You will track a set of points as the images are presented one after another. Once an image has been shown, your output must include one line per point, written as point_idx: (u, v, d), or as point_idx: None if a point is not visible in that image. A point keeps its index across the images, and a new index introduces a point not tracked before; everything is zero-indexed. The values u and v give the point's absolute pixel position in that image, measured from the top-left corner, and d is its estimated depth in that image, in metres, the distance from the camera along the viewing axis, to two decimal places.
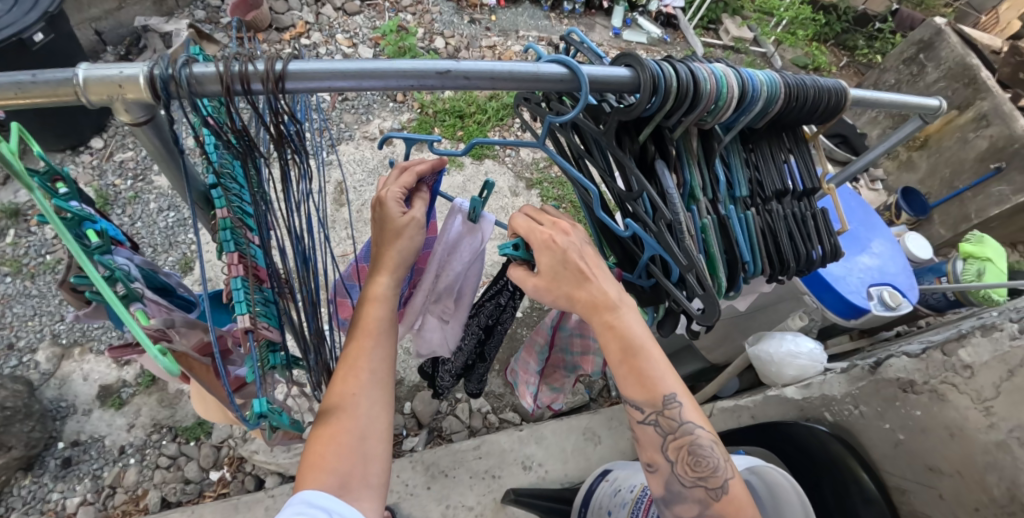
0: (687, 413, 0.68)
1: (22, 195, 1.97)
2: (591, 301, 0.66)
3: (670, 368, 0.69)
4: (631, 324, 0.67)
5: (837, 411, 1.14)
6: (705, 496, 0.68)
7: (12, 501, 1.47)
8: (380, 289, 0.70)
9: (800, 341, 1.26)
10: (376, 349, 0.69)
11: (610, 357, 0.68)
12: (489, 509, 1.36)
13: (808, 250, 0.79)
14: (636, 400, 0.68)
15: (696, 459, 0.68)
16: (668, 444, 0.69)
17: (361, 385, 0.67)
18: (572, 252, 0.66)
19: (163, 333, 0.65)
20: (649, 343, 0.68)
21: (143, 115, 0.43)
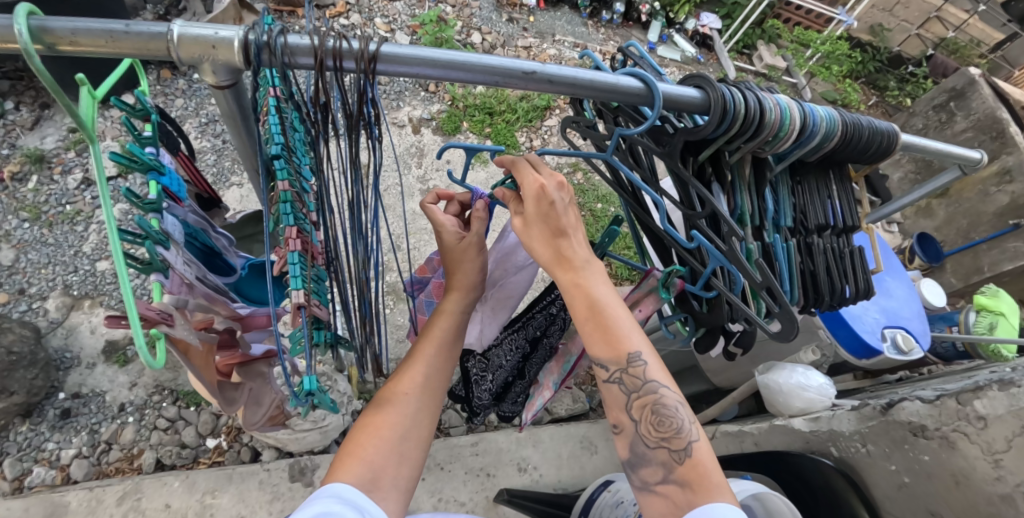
0: (653, 371, 0.68)
1: (48, 141, 1.98)
2: (558, 256, 0.67)
3: (638, 329, 0.69)
4: (598, 284, 0.68)
5: (843, 447, 1.14)
6: (668, 457, 0.67)
7: (7, 446, 1.49)
8: (450, 305, 0.75)
9: (811, 375, 1.24)
10: (434, 357, 0.73)
11: (576, 313, 0.69)
12: (481, 507, 1.35)
13: (843, 287, 0.80)
14: (601, 359, 0.69)
15: (660, 419, 0.68)
16: (632, 402, 0.69)
17: (413, 387, 0.71)
18: (558, 206, 0.65)
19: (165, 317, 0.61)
20: (615, 303, 0.69)
21: (228, 79, 0.44)
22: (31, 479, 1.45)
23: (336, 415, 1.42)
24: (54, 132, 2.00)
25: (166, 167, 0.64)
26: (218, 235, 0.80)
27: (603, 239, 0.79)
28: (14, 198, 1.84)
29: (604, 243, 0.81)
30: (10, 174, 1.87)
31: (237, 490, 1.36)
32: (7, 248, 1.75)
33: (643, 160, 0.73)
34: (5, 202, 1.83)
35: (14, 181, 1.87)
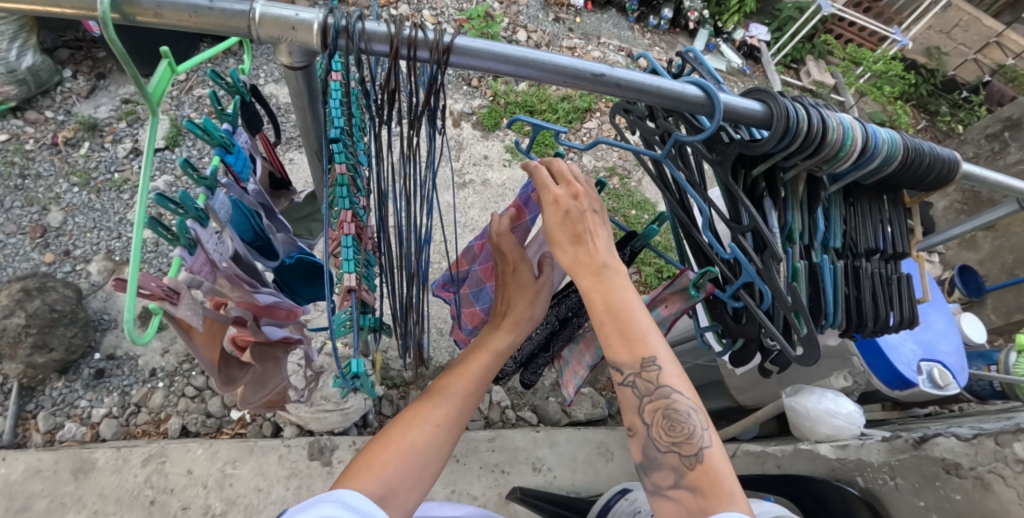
0: (666, 375, 0.66)
1: (102, 110, 2.05)
2: (577, 260, 0.67)
3: (658, 334, 0.68)
4: (616, 287, 0.67)
5: (870, 478, 1.10)
6: (680, 462, 0.65)
7: (43, 400, 1.55)
8: (496, 342, 0.77)
9: (840, 402, 1.21)
10: (470, 393, 0.74)
11: (593, 316, 0.68)
12: (492, 502, 1.36)
13: (887, 314, 0.78)
14: (618, 361, 0.67)
15: (671, 424, 0.66)
16: (645, 406, 0.67)
17: (445, 417, 0.71)
18: (572, 213, 0.66)
19: (172, 294, 0.63)
20: (633, 306, 0.67)
21: (301, 61, 0.45)
22: (63, 433, 1.51)
23: (357, 399, 1.45)
24: (107, 102, 2.07)
25: (235, 147, 0.70)
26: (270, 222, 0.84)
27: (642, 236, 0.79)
28: (66, 162, 1.91)
29: (644, 236, 0.81)
30: (65, 139, 1.95)
31: (257, 462, 1.40)
32: (56, 211, 1.82)
33: (693, 165, 0.72)
34: (57, 165, 1.90)
35: (67, 146, 1.94)
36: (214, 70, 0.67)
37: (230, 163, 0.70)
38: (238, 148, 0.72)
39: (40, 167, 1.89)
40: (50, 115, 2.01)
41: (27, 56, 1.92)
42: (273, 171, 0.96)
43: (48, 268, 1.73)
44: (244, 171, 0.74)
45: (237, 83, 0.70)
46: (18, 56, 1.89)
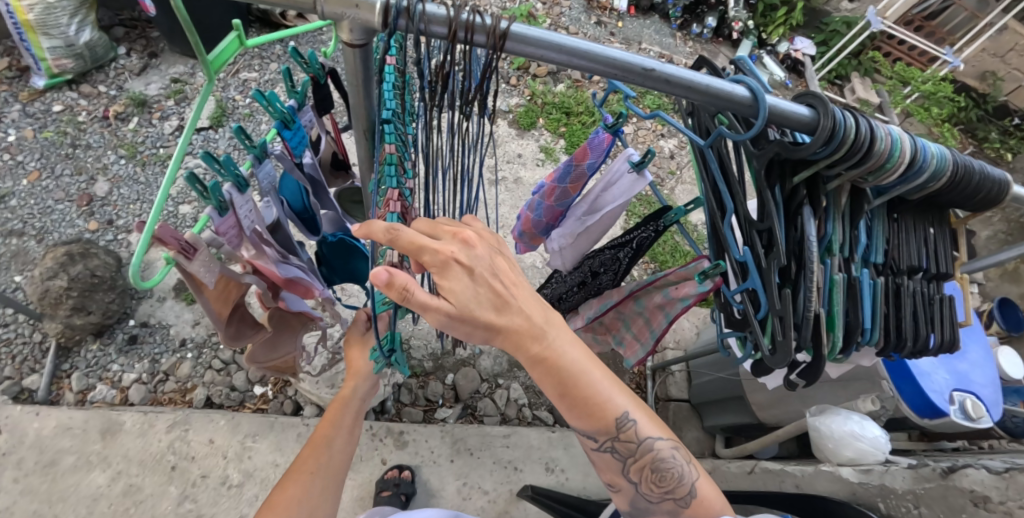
0: (644, 432, 0.69)
1: (152, 88, 2.13)
2: (511, 333, 0.59)
3: (618, 387, 0.68)
4: (559, 352, 0.63)
5: (893, 504, 1.08)
6: (674, 506, 0.71)
7: (78, 361, 1.62)
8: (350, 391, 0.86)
9: (866, 425, 1.17)
10: (339, 440, 0.82)
11: (547, 388, 0.65)
12: (502, 498, 1.38)
13: (926, 334, 0.76)
14: (590, 430, 0.69)
15: (660, 474, 0.70)
16: (630, 466, 0.71)
17: (318, 466, 0.77)
18: (480, 271, 0.56)
19: (189, 248, 0.72)
20: (586, 364, 0.65)
21: (360, 39, 0.46)
22: (94, 394, 1.58)
23: (377, 384, 1.47)
24: (158, 80, 2.15)
25: (295, 123, 0.71)
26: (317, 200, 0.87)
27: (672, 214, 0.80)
28: (115, 135, 1.99)
29: (673, 214, 0.81)
30: (116, 113, 2.03)
31: (276, 438, 1.44)
32: (104, 181, 1.90)
33: (733, 166, 0.71)
34: (107, 138, 1.98)
35: (118, 120, 2.02)
36: (294, 48, 0.67)
37: (287, 138, 0.71)
38: (299, 124, 0.73)
39: (90, 138, 1.97)
40: (103, 89, 2.09)
41: (86, 31, 2.00)
42: (337, 153, 0.93)
43: (91, 236, 1.80)
44: (300, 147, 0.74)
45: (315, 61, 0.71)
46: (77, 31, 1.97)
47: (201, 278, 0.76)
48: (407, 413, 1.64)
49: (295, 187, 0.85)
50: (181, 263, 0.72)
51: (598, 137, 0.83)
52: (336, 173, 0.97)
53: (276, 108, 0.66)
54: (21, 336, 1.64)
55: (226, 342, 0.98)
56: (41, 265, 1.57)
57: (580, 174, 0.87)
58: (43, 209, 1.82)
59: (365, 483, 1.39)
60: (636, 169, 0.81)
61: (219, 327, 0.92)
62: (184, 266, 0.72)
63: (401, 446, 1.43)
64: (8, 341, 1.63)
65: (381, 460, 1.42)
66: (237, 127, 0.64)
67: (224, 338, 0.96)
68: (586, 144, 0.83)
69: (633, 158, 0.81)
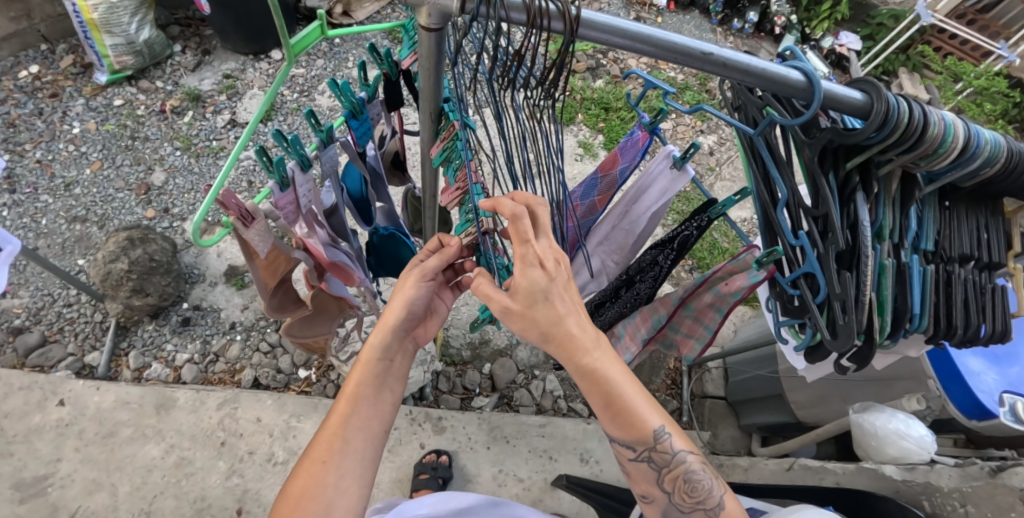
0: (677, 442, 0.72)
1: (206, 83, 2.23)
2: (563, 341, 0.65)
3: (652, 405, 0.72)
4: (605, 365, 0.67)
5: (937, 502, 1.07)
6: (703, 516, 0.73)
7: (135, 339, 1.72)
8: (369, 351, 0.77)
9: (911, 424, 1.15)
10: (366, 409, 0.75)
11: (594, 399, 0.69)
12: (537, 487, 1.41)
13: (979, 324, 0.75)
14: (628, 440, 0.72)
15: (692, 485, 0.73)
16: (663, 476, 0.74)
17: (331, 453, 0.71)
18: (555, 287, 0.63)
19: (248, 216, 0.77)
20: (625, 382, 0.69)
21: (436, 23, 0.51)
22: (150, 372, 1.67)
23: (417, 370, 1.52)
24: (211, 76, 2.25)
25: (363, 115, 0.77)
26: (372, 190, 0.92)
27: (719, 204, 0.81)
28: (171, 128, 2.10)
29: (721, 205, 0.82)
30: (172, 107, 2.14)
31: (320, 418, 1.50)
32: (160, 171, 2.00)
33: (784, 150, 0.72)
34: (163, 130, 2.09)
35: (174, 113, 2.13)
36: (372, 44, 0.73)
37: (353, 128, 0.76)
38: (367, 118, 0.79)
39: (148, 131, 2.08)
40: (160, 84, 2.20)
41: (145, 30, 2.11)
42: (399, 152, 0.98)
43: (149, 222, 1.90)
44: (364, 138, 0.79)
45: (388, 58, 0.76)
46: (138, 29, 2.08)
47: (255, 246, 0.81)
48: (445, 400, 1.69)
49: (356, 176, 0.90)
50: (240, 228, 0.76)
51: (634, 137, 0.86)
52: (394, 171, 1.01)
53: (347, 98, 0.73)
54: (83, 316, 1.75)
55: (267, 312, 1.02)
56: (104, 249, 1.67)
57: (611, 182, 0.91)
58: (105, 197, 1.93)
59: (404, 465, 1.43)
60: (678, 163, 0.84)
61: (264, 296, 0.97)
62: (241, 232, 0.77)
63: (439, 431, 1.48)
64: (72, 320, 1.74)
65: (419, 444, 1.46)
66: (309, 110, 0.71)
67: (265, 308, 1.01)
68: (619, 148, 0.87)
69: (675, 153, 0.84)
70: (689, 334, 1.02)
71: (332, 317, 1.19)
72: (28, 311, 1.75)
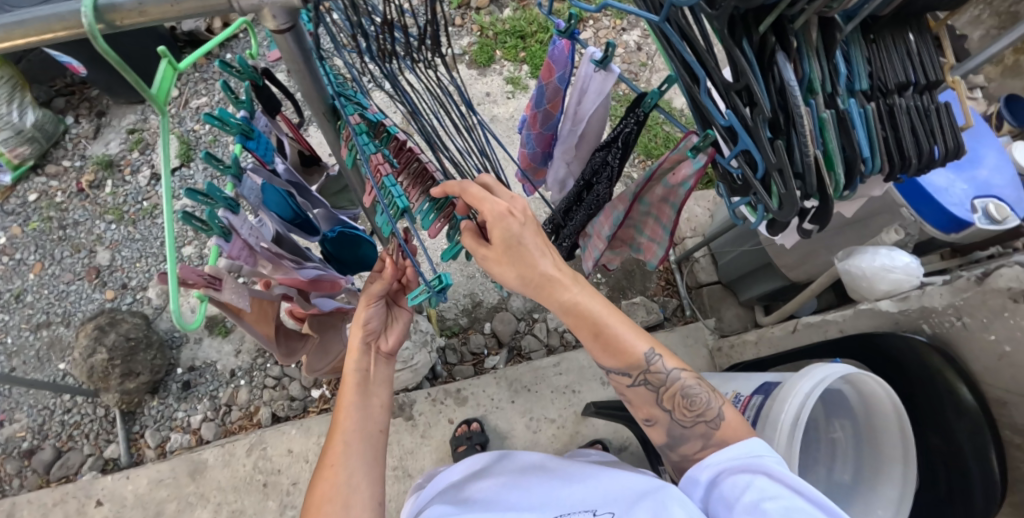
0: (666, 362, 0.78)
1: (113, 146, 2.10)
2: (539, 282, 0.72)
3: (637, 334, 0.78)
4: (585, 298, 0.74)
5: (936, 323, 1.12)
6: (707, 429, 0.77)
7: (145, 419, 1.71)
8: (348, 367, 0.91)
9: (896, 256, 1.24)
10: (358, 418, 0.88)
11: (582, 331, 0.77)
12: (570, 421, 1.47)
13: (930, 147, 0.75)
14: (620, 369, 0.79)
15: (690, 401, 0.78)
16: (661, 397, 0.80)
17: (337, 460, 0.84)
18: (522, 232, 0.69)
19: (214, 281, 0.71)
20: (608, 314, 0.76)
21: (286, 22, 0.47)
22: (171, 444, 1.67)
23: (422, 353, 1.52)
24: (115, 137, 2.12)
25: (256, 132, 0.72)
26: (303, 199, 0.88)
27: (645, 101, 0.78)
28: (97, 203, 2.00)
29: (649, 100, 0.78)
30: (88, 182, 2.02)
31: None
32: (103, 250, 1.92)
33: (694, 30, 0.68)
34: (90, 209, 1.99)
35: (93, 188, 2.02)
36: (223, 58, 0.66)
37: (254, 150, 0.72)
38: (261, 133, 0.74)
39: (75, 214, 1.98)
40: (68, 163, 2.08)
41: (28, 113, 1.96)
42: (303, 150, 0.93)
43: (112, 304, 1.85)
44: (269, 154, 0.75)
45: (247, 67, 0.68)
46: (20, 116, 1.93)
47: (237, 305, 0.76)
48: (458, 371, 1.71)
49: (276, 197, 0.82)
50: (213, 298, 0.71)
51: (558, 47, 0.81)
52: (309, 169, 0.97)
53: (234, 124, 0.67)
54: (86, 416, 1.72)
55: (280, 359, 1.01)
56: (78, 346, 1.62)
57: (554, 91, 0.87)
58: (59, 294, 1.86)
59: (442, 443, 1.47)
60: (601, 67, 0.78)
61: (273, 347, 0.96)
62: (218, 299, 0.72)
63: (462, 402, 1.50)
64: (77, 424, 1.72)
65: (449, 419, 1.49)
66: (204, 153, 0.66)
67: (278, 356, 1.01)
68: (547, 59, 0.83)
69: (596, 55, 0.79)
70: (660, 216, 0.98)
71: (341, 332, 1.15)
72: (32, 431, 1.72)
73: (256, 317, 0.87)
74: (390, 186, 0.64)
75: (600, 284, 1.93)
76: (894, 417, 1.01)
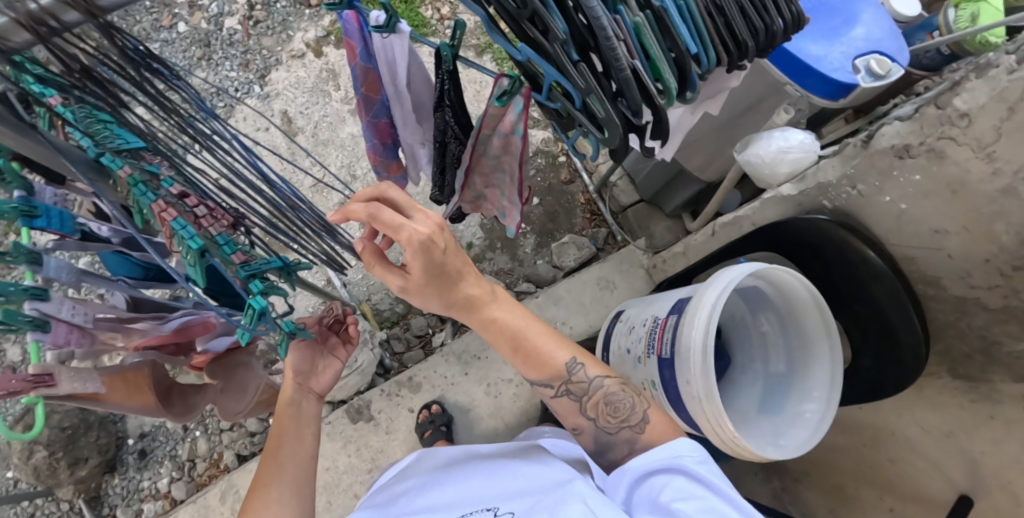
0: (587, 372, 0.91)
1: None
2: (464, 300, 0.81)
3: (558, 348, 0.90)
4: (505, 314, 0.85)
5: (834, 196, 1.20)
6: (631, 434, 0.91)
7: (112, 499, 1.65)
8: (282, 405, 1.00)
9: (791, 136, 1.31)
10: (287, 449, 0.99)
11: (504, 347, 0.88)
12: (527, 376, 1.66)
13: (761, 21, 0.75)
14: (545, 380, 0.91)
15: (614, 407, 0.92)
16: (586, 404, 0.93)
17: (270, 485, 0.95)
18: (442, 253, 0.72)
19: (42, 379, 0.70)
20: (528, 328, 0.88)
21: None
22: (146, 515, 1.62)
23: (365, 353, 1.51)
24: None
25: (38, 205, 0.62)
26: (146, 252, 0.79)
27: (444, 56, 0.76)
28: None
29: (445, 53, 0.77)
30: None
31: None
32: None
33: None
34: None
35: None
36: None
37: (43, 226, 0.62)
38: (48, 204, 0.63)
39: None
40: None
41: None
42: None
43: None
44: (68, 222, 0.65)
45: None
46: None
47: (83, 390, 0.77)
48: (409, 358, 1.78)
49: (115, 259, 0.84)
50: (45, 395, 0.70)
51: (347, 19, 0.81)
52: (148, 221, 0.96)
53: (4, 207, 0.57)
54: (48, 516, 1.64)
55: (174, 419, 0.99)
56: (13, 452, 1.50)
57: (365, 66, 0.88)
58: None
59: (408, 434, 1.60)
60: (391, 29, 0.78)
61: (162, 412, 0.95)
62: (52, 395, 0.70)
63: (416, 389, 1.63)
64: None
65: (408, 409, 1.61)
66: None
67: (171, 417, 0.98)
68: (344, 35, 0.83)
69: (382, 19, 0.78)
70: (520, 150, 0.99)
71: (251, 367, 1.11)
72: None
73: (123, 389, 0.86)
74: (179, 230, 0.60)
75: (527, 233, 1.92)
76: (814, 303, 1.10)
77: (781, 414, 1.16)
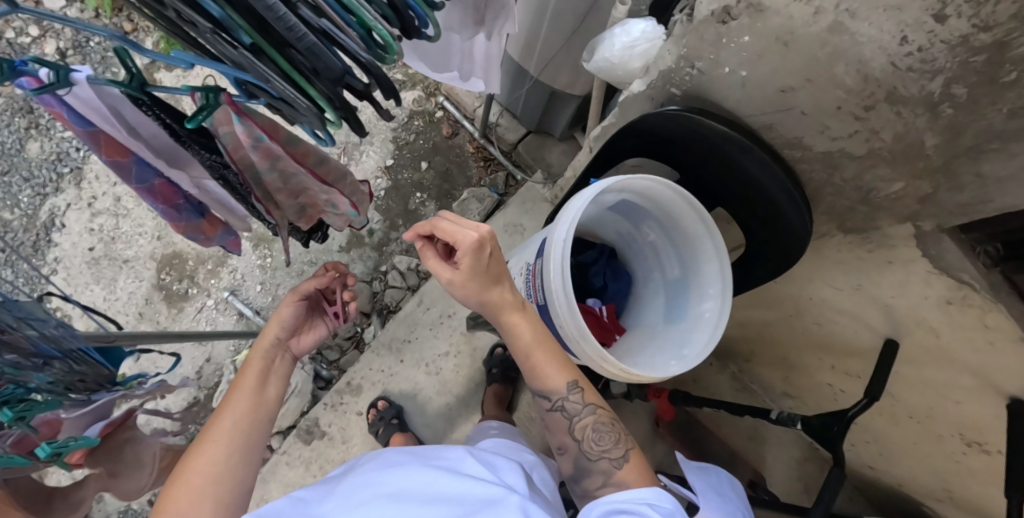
0: (583, 397, 0.98)
1: None
2: (499, 302, 0.91)
3: (564, 368, 0.97)
4: (526, 326, 0.93)
5: (680, 81, 1.09)
6: (609, 465, 0.95)
7: None
8: (253, 359, 1.08)
9: (632, 28, 1.18)
10: (243, 404, 1.01)
11: (518, 353, 0.96)
12: (463, 345, 1.65)
13: None
14: (543, 389, 0.98)
15: (599, 435, 0.98)
16: (575, 425, 0.99)
17: (221, 434, 0.95)
18: (488, 258, 0.87)
19: None
20: (541, 341, 0.95)
21: None
22: None
23: None
24: None
25: None
26: None
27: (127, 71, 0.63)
28: None
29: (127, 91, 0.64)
30: None
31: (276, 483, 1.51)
32: None
33: None
34: None
35: None
36: None
37: None
38: None
39: None
40: None
41: None
42: None
43: None
44: None
45: None
46: None
47: None
48: (346, 362, 1.75)
49: None
50: None
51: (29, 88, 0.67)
52: None
53: None
54: None
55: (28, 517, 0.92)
56: None
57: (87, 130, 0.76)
58: None
59: (364, 436, 1.57)
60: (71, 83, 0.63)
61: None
62: None
63: (358, 392, 1.60)
64: None
65: (356, 413, 1.59)
66: None
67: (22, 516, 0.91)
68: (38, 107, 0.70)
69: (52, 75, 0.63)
70: (303, 151, 0.91)
71: (139, 440, 1.04)
72: None
73: None
74: None
75: (426, 201, 1.90)
76: (685, 203, 1.03)
77: (683, 322, 1.12)
